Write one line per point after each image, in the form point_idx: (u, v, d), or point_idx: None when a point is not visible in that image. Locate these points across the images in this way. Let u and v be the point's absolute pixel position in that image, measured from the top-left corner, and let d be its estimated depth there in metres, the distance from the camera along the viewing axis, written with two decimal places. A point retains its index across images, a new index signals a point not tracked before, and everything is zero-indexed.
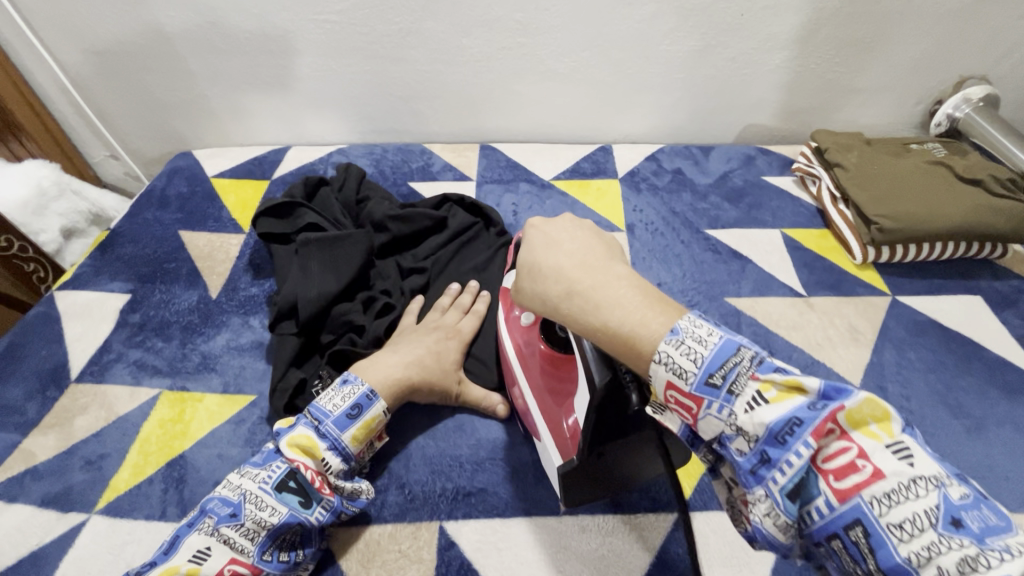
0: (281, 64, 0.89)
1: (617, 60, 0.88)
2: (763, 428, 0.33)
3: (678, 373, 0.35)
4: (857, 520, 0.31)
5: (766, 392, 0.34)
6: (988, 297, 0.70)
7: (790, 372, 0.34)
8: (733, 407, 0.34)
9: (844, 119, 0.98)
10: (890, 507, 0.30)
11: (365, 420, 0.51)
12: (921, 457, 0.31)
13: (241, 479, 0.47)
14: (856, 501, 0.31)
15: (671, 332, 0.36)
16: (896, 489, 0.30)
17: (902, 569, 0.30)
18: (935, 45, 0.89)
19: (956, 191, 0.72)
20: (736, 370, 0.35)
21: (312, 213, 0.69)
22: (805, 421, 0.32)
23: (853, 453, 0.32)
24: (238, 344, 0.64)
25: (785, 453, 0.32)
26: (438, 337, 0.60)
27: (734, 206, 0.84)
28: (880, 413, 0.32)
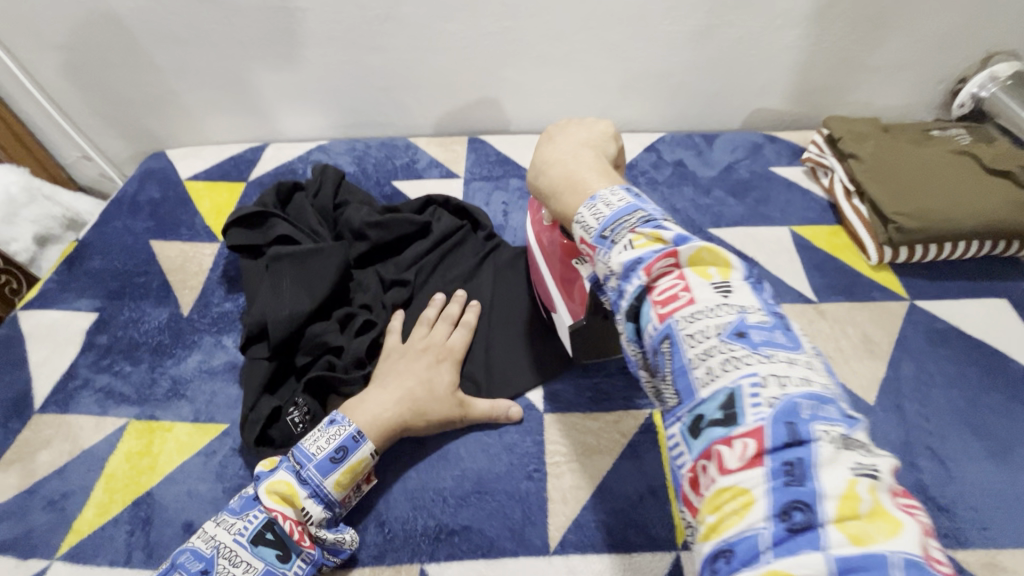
0: (253, 56, 0.83)
1: (612, 43, 0.82)
2: (618, 265, 0.32)
3: (585, 227, 0.36)
4: (667, 336, 0.29)
5: (636, 241, 0.32)
6: (1015, 300, 0.65)
7: (659, 225, 0.33)
8: (611, 252, 0.33)
9: (860, 100, 0.91)
10: (692, 324, 0.29)
11: (350, 464, 0.47)
12: (742, 294, 0.30)
13: (216, 529, 0.44)
14: (670, 321, 0.30)
15: (591, 197, 0.37)
16: (701, 312, 0.29)
17: (692, 387, 0.28)
18: (961, 18, 0.81)
19: (981, 185, 0.67)
20: (623, 224, 0.33)
21: (285, 223, 0.65)
22: (644, 258, 0.31)
23: (678, 284, 0.30)
24: (210, 367, 0.60)
25: (629, 281, 0.31)
26: (428, 362, 0.55)
27: (740, 201, 0.78)
28: (721, 261, 0.31)
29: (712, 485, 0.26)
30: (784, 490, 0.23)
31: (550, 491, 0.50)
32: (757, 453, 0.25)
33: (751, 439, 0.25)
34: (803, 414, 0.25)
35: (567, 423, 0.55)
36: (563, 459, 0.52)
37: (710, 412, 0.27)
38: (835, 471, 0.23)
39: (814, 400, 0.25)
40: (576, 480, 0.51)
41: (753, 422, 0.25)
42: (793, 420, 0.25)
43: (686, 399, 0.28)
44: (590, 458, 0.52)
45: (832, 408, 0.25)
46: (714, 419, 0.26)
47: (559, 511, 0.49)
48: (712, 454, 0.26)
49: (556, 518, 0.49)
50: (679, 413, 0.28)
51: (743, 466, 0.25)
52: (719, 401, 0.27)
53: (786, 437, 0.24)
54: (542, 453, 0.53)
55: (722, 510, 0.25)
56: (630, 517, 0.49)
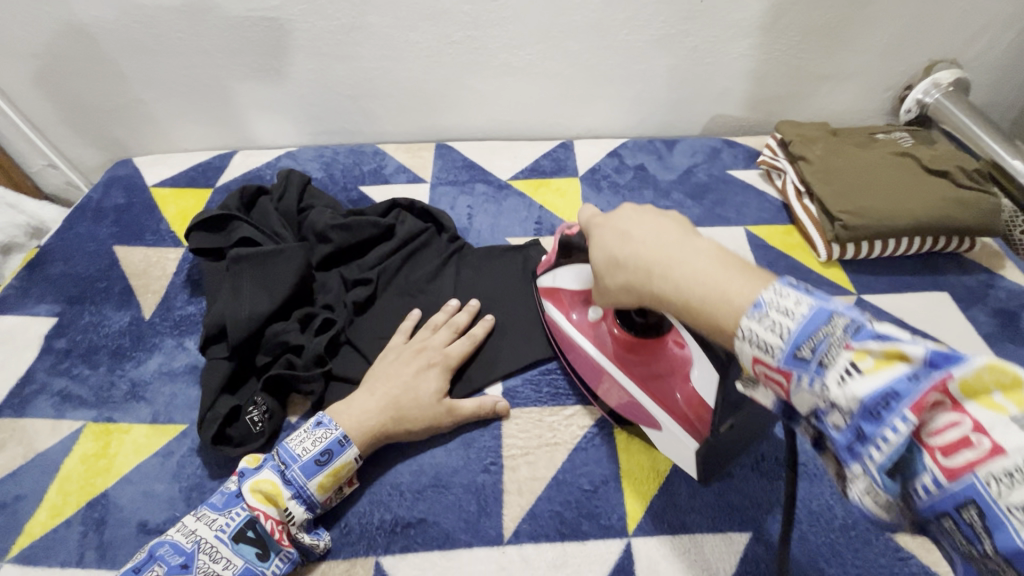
0: (219, 64, 0.84)
1: (573, 52, 0.84)
2: (855, 403, 0.28)
3: (761, 346, 0.32)
4: (969, 499, 0.26)
5: (860, 362, 0.29)
6: (955, 294, 0.68)
7: (881, 336, 0.29)
8: (825, 378, 0.29)
9: (813, 107, 0.95)
10: (1011, 489, 0.25)
11: (335, 467, 0.48)
12: None
13: (197, 524, 0.45)
14: (968, 480, 0.26)
15: (754, 303, 0.33)
16: (1021, 471, 0.25)
17: (1023, 552, 0.24)
18: (904, 27, 0.85)
19: (922, 185, 0.70)
20: (827, 339, 0.30)
21: (248, 226, 0.65)
22: (897, 391, 0.27)
23: (964, 428, 0.26)
24: (170, 369, 0.60)
25: (879, 428, 0.28)
26: (418, 366, 0.55)
27: (698, 203, 0.81)
28: (1006, 379, 0.26)
29: None
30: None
31: (506, 484, 0.51)
32: None
33: None
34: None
35: (526, 418, 0.56)
36: (520, 451, 0.53)
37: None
38: None
39: None
40: (534, 472, 0.52)
41: None
42: None
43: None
44: (545, 450, 0.53)
45: None
46: None
47: (514, 503, 0.50)
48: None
49: (511, 510, 0.50)
50: None
51: None
52: None
53: None
54: (500, 446, 0.54)
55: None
56: (584, 507, 0.50)
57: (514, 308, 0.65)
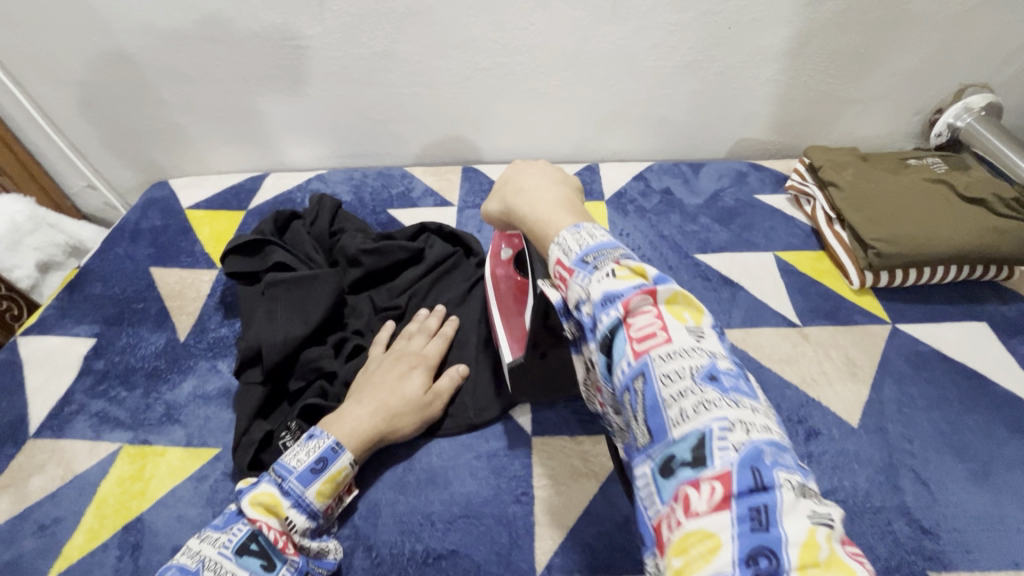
0: (255, 89, 0.87)
1: (600, 78, 0.85)
2: (598, 293, 0.34)
3: (565, 251, 0.38)
4: (641, 373, 0.32)
5: (619, 271, 0.35)
6: (994, 324, 0.66)
7: (640, 262, 0.36)
8: (592, 278, 0.35)
9: (840, 132, 0.95)
10: (667, 363, 0.32)
11: (331, 474, 0.49)
12: (711, 340, 0.33)
13: (200, 545, 0.44)
14: (645, 358, 0.32)
15: (575, 226, 0.39)
16: (678, 354, 0.32)
17: (663, 426, 0.30)
18: (934, 53, 0.85)
19: (957, 212, 0.69)
20: (606, 254, 0.36)
21: (282, 250, 0.66)
22: (625, 292, 0.34)
23: (655, 323, 0.33)
24: (204, 392, 0.61)
25: (606, 312, 0.33)
26: (402, 370, 0.57)
27: (725, 228, 0.80)
28: (694, 306, 0.35)
29: (678, 527, 0.28)
30: (750, 535, 0.26)
31: (537, 516, 0.51)
32: (724, 497, 0.27)
33: (718, 483, 0.28)
34: (766, 459, 0.28)
35: (556, 447, 0.55)
36: (550, 482, 0.53)
37: (682, 453, 0.29)
38: (796, 520, 0.27)
39: (774, 448, 0.29)
40: (565, 503, 0.51)
41: (721, 466, 0.28)
42: (758, 465, 0.28)
43: (656, 439, 0.31)
44: (577, 480, 0.53)
45: (787, 457, 0.29)
46: (684, 460, 0.29)
47: (545, 535, 0.50)
48: (682, 492, 0.29)
49: (543, 543, 0.49)
50: (649, 450, 0.31)
51: (710, 508, 0.28)
52: (691, 443, 0.29)
53: (752, 483, 0.27)
54: (530, 476, 0.53)
55: (689, 553, 0.27)
56: (617, 541, 0.49)
57: None
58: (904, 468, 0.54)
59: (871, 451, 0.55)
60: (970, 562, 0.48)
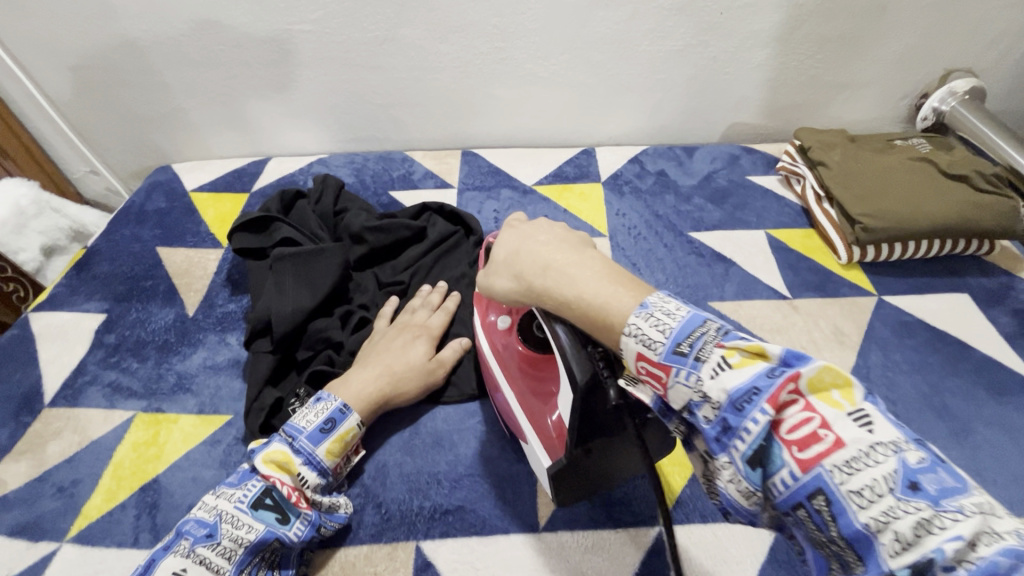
0: (257, 74, 0.88)
1: (596, 63, 0.87)
2: (726, 394, 0.33)
3: (646, 342, 0.36)
4: (819, 488, 0.31)
5: (729, 358, 0.34)
6: (976, 295, 0.69)
7: (756, 341, 0.35)
8: (699, 372, 0.34)
9: (830, 116, 0.97)
10: (849, 474, 0.30)
11: (340, 433, 0.51)
12: (881, 424, 0.31)
13: (216, 500, 0.46)
14: (817, 470, 0.31)
15: (641, 304, 0.37)
16: (857, 458, 0.30)
17: (875, 549, 0.29)
18: (919, 38, 0.88)
19: (940, 188, 0.71)
20: (702, 339, 0.35)
21: (288, 227, 0.68)
22: (761, 389, 0.32)
23: (812, 421, 0.32)
24: (214, 363, 0.63)
25: (750, 419, 0.33)
26: (406, 339, 0.59)
27: (718, 207, 0.83)
28: (843, 382, 0.32)
29: None
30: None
31: (539, 474, 0.53)
32: None
33: None
34: (1008, 575, 0.26)
35: None
36: None
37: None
38: None
39: (1012, 557, 0.26)
40: None
41: None
42: None
43: (871, 561, 0.30)
44: None
45: None
46: None
47: (548, 492, 0.52)
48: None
49: (545, 498, 0.51)
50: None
51: None
52: (913, 566, 0.28)
53: None
54: None
55: None
56: (616, 496, 0.51)
57: None
58: None
59: None
60: None
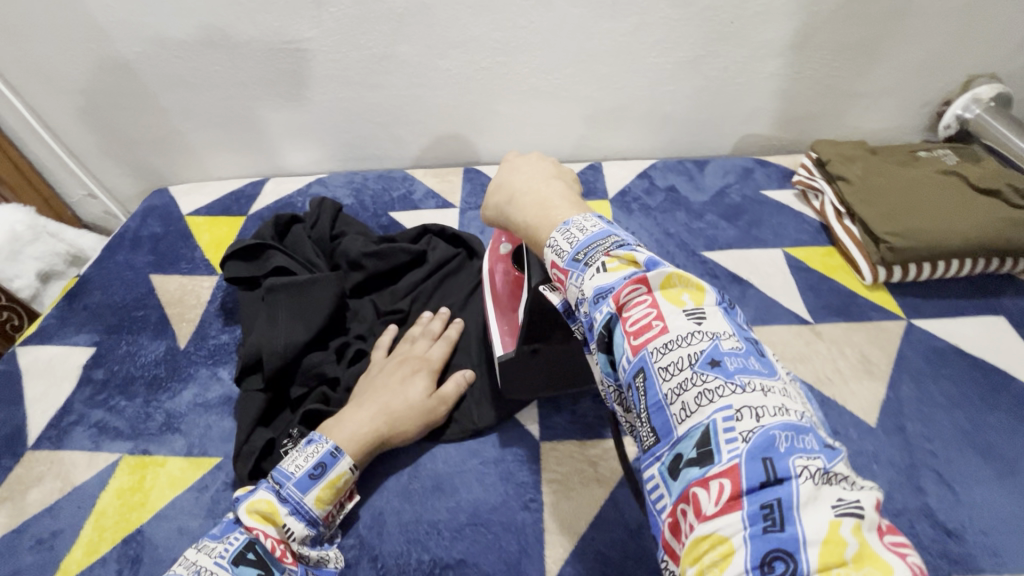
0: (253, 94, 0.86)
1: (601, 76, 0.84)
2: (590, 290, 0.36)
3: (558, 252, 0.40)
4: (641, 369, 0.33)
5: (609, 263, 0.37)
6: (1013, 318, 0.65)
7: (631, 251, 0.37)
8: (584, 275, 0.37)
9: (846, 125, 0.93)
10: (664, 355, 0.32)
11: (330, 479, 0.48)
12: (713, 321, 0.33)
13: (196, 555, 0.42)
14: (643, 353, 0.33)
15: (563, 223, 0.42)
16: (674, 341, 0.32)
17: (670, 422, 0.31)
18: (941, 44, 0.83)
19: (972, 203, 0.67)
20: (595, 249, 0.38)
21: (281, 255, 0.65)
22: (614, 287, 0.35)
23: (651, 313, 0.34)
24: (205, 401, 0.60)
25: (598, 309, 0.35)
26: (404, 374, 0.56)
27: (732, 225, 0.79)
28: (692, 287, 0.35)
29: (692, 532, 0.29)
30: (762, 537, 0.26)
31: (547, 522, 0.49)
32: (734, 495, 0.28)
33: (727, 480, 0.28)
34: (778, 447, 0.28)
35: (565, 450, 0.54)
36: (559, 487, 0.51)
37: (688, 450, 0.30)
38: (815, 516, 0.26)
39: (789, 432, 0.29)
40: (576, 509, 0.50)
41: (729, 461, 0.28)
42: (768, 455, 0.28)
43: (666, 432, 0.31)
44: (587, 486, 0.51)
45: (809, 440, 0.29)
46: (691, 457, 0.30)
47: (556, 542, 0.48)
48: (693, 495, 0.29)
49: (554, 551, 0.48)
50: (659, 452, 0.32)
51: (719, 510, 0.28)
52: (695, 438, 0.30)
53: (762, 476, 0.28)
54: (538, 481, 0.52)
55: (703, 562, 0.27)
56: (630, 548, 0.48)
57: None
58: (926, 468, 0.52)
59: (890, 451, 0.53)
60: (997, 565, 0.46)
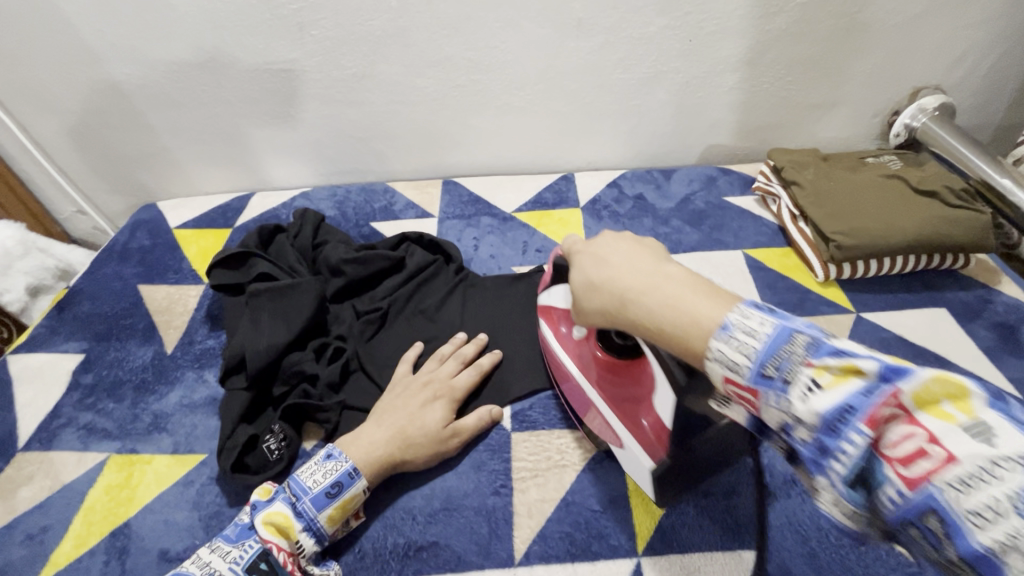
0: (239, 112, 0.90)
1: (570, 91, 0.89)
2: (814, 416, 0.31)
3: (731, 365, 0.34)
4: (929, 507, 0.28)
5: (819, 378, 0.31)
6: (953, 310, 0.69)
7: (842, 353, 0.31)
8: (788, 396, 0.32)
9: (804, 134, 0.99)
10: (964, 492, 0.27)
11: (344, 499, 0.49)
12: (1005, 435, 0.27)
13: (213, 556, 0.47)
14: (925, 488, 0.28)
15: (722, 325, 0.35)
16: (971, 473, 0.27)
17: (970, 543, 0.27)
18: (886, 58, 0.90)
19: (913, 204, 0.72)
20: (788, 358, 0.32)
21: (265, 262, 0.69)
22: (854, 406, 0.30)
23: (917, 436, 0.29)
24: (191, 401, 0.62)
25: (838, 440, 0.30)
26: (425, 398, 0.56)
27: (696, 229, 0.84)
28: (954, 392, 0.29)
29: None
30: None
31: (516, 506, 0.52)
32: None
33: None
34: None
35: (535, 440, 0.57)
36: (528, 474, 0.54)
37: None
38: None
39: None
40: (542, 495, 0.53)
41: None
42: None
43: (962, 551, 0.27)
44: (554, 472, 0.54)
45: None
46: None
47: (524, 525, 0.51)
48: None
49: (521, 532, 0.51)
50: None
51: None
52: None
53: None
54: (508, 469, 0.55)
55: None
56: (593, 527, 0.51)
57: (524, 337, 0.67)
58: None
59: None
60: None
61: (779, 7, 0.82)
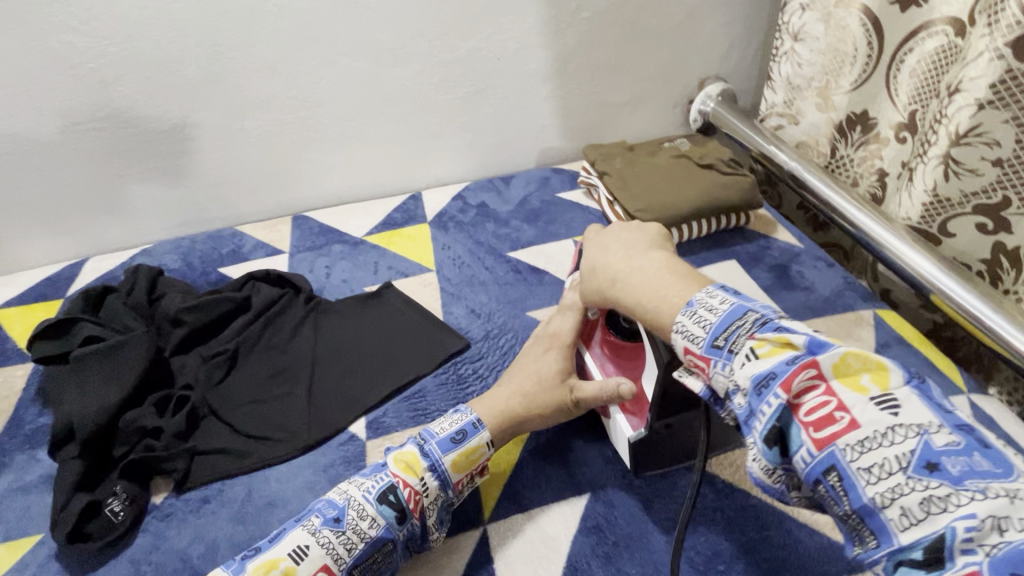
0: (55, 177, 0.86)
1: (400, 116, 0.94)
2: (747, 379, 0.38)
3: (690, 337, 0.42)
4: (833, 466, 0.34)
5: (758, 348, 0.38)
6: (741, 260, 0.82)
7: (778, 329, 0.39)
8: (732, 362, 0.39)
9: (622, 129, 1.11)
10: (860, 453, 0.34)
11: (468, 447, 0.53)
12: (911, 407, 0.34)
13: (347, 486, 0.50)
14: (831, 449, 0.35)
15: (688, 302, 0.44)
16: (870, 437, 0.34)
17: (888, 527, 0.33)
18: (669, 57, 1.04)
19: (695, 178, 0.84)
20: (737, 331, 0.40)
21: (93, 325, 0.67)
22: (779, 373, 0.36)
23: (831, 402, 0.35)
24: (22, 484, 0.59)
25: (762, 400, 0.36)
26: (541, 351, 0.61)
27: (533, 225, 0.92)
28: (873, 367, 0.36)
29: None
30: None
31: None
32: None
33: None
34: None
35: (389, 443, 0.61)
36: None
37: (914, 554, 0.31)
38: None
39: None
40: None
41: (966, 566, 0.30)
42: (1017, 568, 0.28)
43: (884, 539, 0.33)
44: None
45: None
46: (917, 560, 0.31)
47: None
48: None
49: None
50: (880, 553, 0.33)
51: None
52: (926, 544, 0.31)
53: None
54: None
55: None
56: None
57: (376, 351, 0.71)
58: None
59: None
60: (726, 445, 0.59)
61: (567, 22, 0.93)
